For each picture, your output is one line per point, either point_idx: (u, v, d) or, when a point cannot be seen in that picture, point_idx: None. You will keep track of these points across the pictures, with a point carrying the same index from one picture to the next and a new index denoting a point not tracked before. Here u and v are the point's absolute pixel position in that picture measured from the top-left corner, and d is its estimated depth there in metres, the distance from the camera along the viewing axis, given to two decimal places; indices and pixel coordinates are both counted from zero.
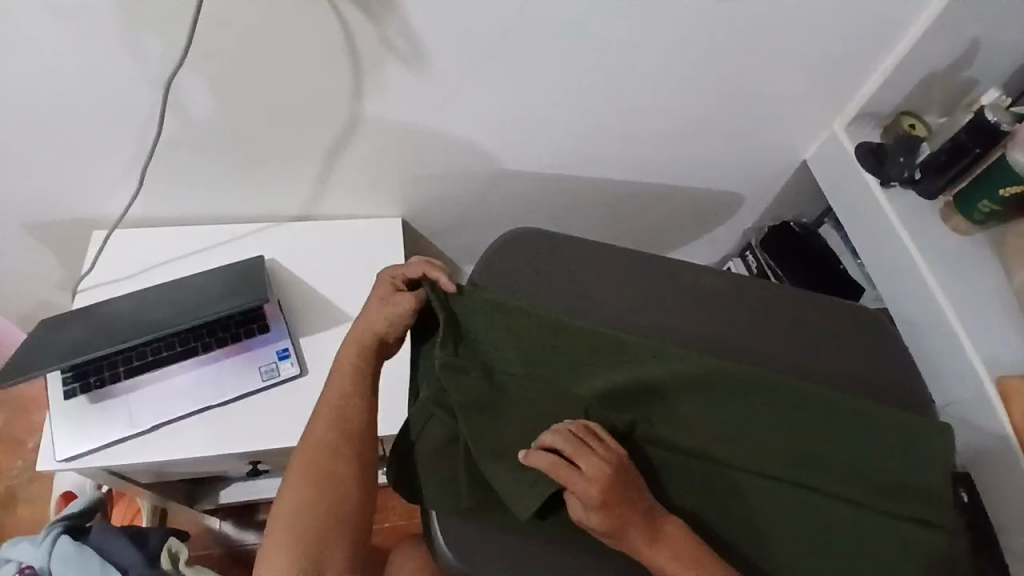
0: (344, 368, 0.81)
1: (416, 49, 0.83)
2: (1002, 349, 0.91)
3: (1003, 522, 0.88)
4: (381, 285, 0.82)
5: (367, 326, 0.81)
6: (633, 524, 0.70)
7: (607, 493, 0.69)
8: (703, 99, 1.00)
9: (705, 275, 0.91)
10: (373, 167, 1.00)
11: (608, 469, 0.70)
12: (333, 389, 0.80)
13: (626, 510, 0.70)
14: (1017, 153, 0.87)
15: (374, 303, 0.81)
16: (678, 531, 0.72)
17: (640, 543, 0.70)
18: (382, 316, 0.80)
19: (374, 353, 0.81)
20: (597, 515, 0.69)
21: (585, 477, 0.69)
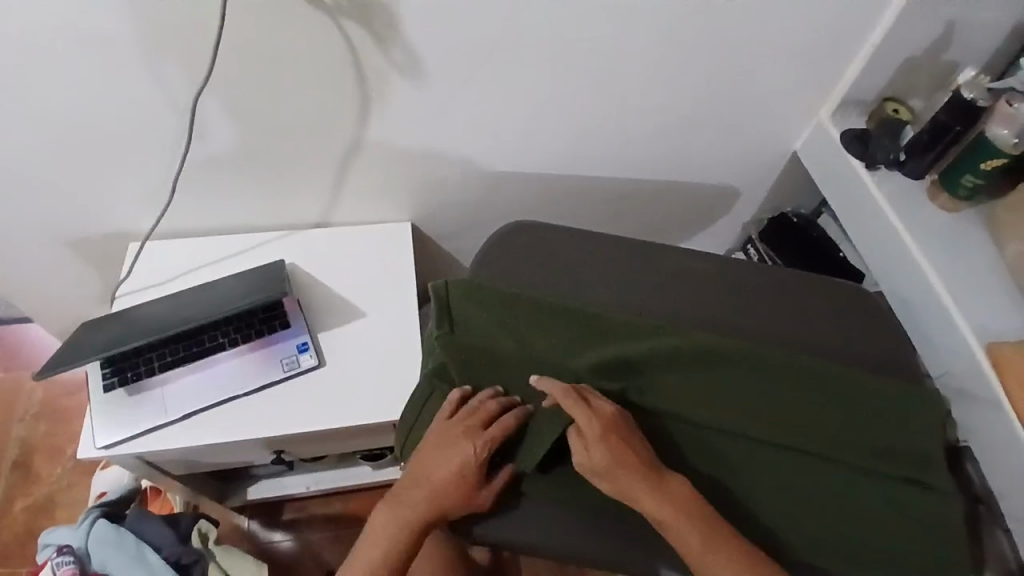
0: (404, 522, 0.77)
1: (411, 60, 0.90)
2: (993, 318, 0.93)
3: (1004, 489, 0.89)
4: (466, 457, 0.76)
5: (440, 494, 0.77)
6: (629, 465, 0.74)
7: (607, 427, 0.75)
8: (688, 97, 1.05)
9: (695, 259, 0.95)
10: (381, 173, 1.07)
11: (612, 410, 0.77)
12: (383, 535, 0.77)
13: (624, 448, 0.74)
14: (996, 127, 0.92)
15: (458, 474, 0.76)
16: (680, 487, 0.75)
17: (636, 486, 0.74)
18: (460, 498, 0.77)
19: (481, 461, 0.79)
20: (598, 448, 0.74)
21: (587, 409, 0.76)
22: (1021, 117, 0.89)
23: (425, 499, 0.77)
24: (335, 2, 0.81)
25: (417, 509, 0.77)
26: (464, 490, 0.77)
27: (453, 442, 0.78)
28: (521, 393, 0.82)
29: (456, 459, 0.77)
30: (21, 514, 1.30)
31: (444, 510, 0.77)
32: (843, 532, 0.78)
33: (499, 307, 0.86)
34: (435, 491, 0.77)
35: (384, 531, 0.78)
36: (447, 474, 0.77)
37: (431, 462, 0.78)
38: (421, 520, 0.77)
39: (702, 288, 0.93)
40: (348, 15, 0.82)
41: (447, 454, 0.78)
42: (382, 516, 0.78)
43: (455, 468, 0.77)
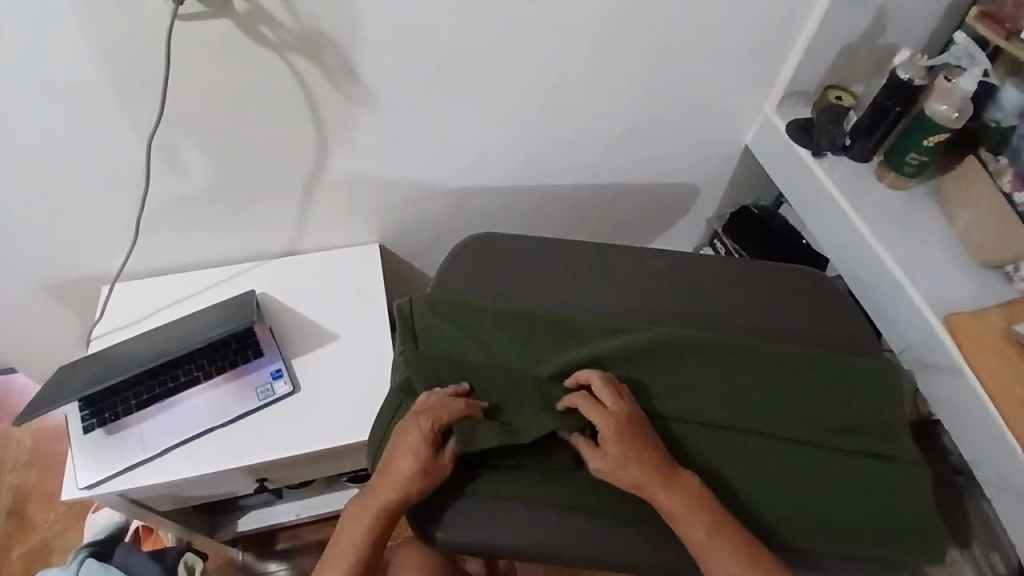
0: (366, 514, 0.77)
1: (362, 87, 0.93)
2: (947, 291, 0.95)
3: (976, 458, 0.89)
4: (414, 445, 0.77)
5: (395, 482, 0.77)
6: (647, 464, 0.75)
7: (622, 428, 0.77)
8: (638, 101, 1.08)
9: (652, 256, 0.97)
10: (345, 198, 1.09)
11: (628, 412, 0.78)
12: (348, 531, 0.77)
13: (642, 447, 0.76)
14: (934, 103, 0.94)
15: (407, 456, 0.77)
16: (691, 483, 0.76)
17: (654, 487, 0.75)
18: (412, 479, 0.76)
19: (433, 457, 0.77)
20: (615, 445, 0.76)
21: (606, 414, 0.78)
22: (957, 91, 0.92)
23: (382, 489, 0.77)
24: (281, 39, 0.84)
25: (375, 501, 0.77)
26: (415, 471, 0.76)
27: (400, 430, 0.79)
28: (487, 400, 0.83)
29: (403, 445, 0.78)
30: (19, 560, 1.30)
31: (403, 498, 0.76)
32: (816, 510, 0.79)
33: (461, 318, 0.88)
34: (390, 478, 0.77)
35: (351, 530, 0.77)
36: (397, 460, 0.77)
37: (386, 456, 0.79)
38: (382, 511, 0.76)
39: (660, 285, 0.94)
40: (295, 48, 0.85)
41: (397, 442, 0.79)
42: (347, 515, 0.78)
43: (404, 453, 0.77)
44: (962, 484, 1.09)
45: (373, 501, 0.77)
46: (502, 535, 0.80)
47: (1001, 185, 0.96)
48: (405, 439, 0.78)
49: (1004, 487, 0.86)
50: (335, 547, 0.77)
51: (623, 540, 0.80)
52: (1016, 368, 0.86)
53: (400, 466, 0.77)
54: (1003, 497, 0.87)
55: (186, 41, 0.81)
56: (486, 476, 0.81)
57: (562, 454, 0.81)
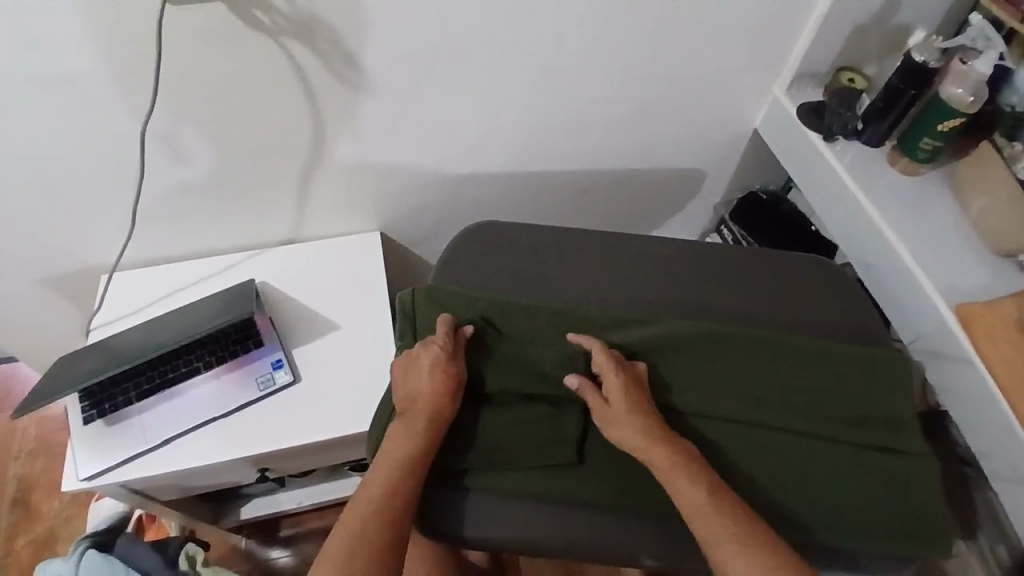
0: (412, 434, 0.77)
1: (359, 71, 0.91)
2: (960, 282, 0.92)
3: (986, 450, 0.88)
4: (430, 359, 0.80)
5: (428, 399, 0.79)
6: (645, 417, 0.77)
7: (629, 382, 0.80)
8: (643, 84, 1.05)
9: (657, 244, 0.95)
10: (344, 185, 1.07)
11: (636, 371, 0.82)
12: (394, 452, 0.76)
13: (644, 408, 0.78)
14: (949, 86, 0.91)
15: (431, 372, 0.80)
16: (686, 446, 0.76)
17: (648, 441, 0.76)
18: (445, 389, 0.79)
19: (451, 365, 0.81)
20: (618, 393, 0.78)
21: (616, 370, 0.80)
22: (972, 74, 0.90)
23: (416, 410, 0.78)
24: (274, 23, 0.81)
25: (415, 421, 0.78)
26: (444, 381, 0.80)
27: (409, 360, 0.82)
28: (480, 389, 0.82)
29: (418, 366, 0.81)
30: (25, 548, 1.31)
31: (441, 410, 0.79)
32: (821, 508, 0.78)
33: (463, 306, 0.86)
34: (417, 395, 0.79)
35: (398, 457, 0.76)
36: (421, 381, 0.80)
37: (403, 388, 0.80)
38: (427, 429, 0.78)
39: (665, 275, 0.92)
40: (289, 31, 0.83)
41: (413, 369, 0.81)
42: (389, 443, 0.77)
43: (422, 371, 0.80)
44: (970, 476, 1.07)
45: (414, 422, 0.78)
46: (504, 529, 0.79)
47: (1018, 171, 0.92)
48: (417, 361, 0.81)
49: (1017, 481, 0.84)
50: (379, 474, 0.75)
51: (626, 536, 0.79)
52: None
53: (423, 381, 0.80)
54: (1015, 491, 0.85)
55: (176, 27, 0.79)
56: (487, 469, 0.80)
57: (563, 449, 0.80)
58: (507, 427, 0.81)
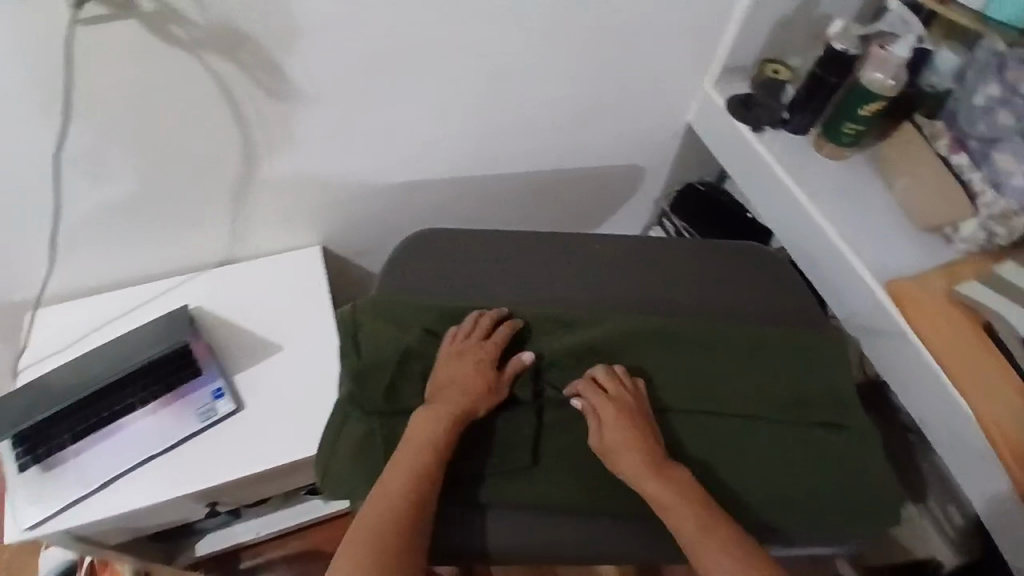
0: (435, 424, 0.74)
1: (286, 84, 0.88)
2: (888, 260, 0.96)
3: (925, 419, 0.91)
4: (471, 351, 0.79)
5: (468, 391, 0.77)
6: (643, 452, 0.75)
7: (626, 414, 0.77)
8: (577, 84, 1.06)
9: (602, 241, 0.95)
10: (280, 203, 1.04)
11: (632, 400, 0.79)
12: (416, 442, 0.73)
13: (640, 434, 0.76)
14: (870, 72, 0.94)
15: (466, 363, 0.78)
16: (684, 478, 0.75)
17: (642, 474, 0.74)
18: (487, 385, 0.78)
19: (489, 358, 0.79)
20: (612, 430, 0.76)
21: (614, 405, 0.77)
22: (893, 60, 0.92)
23: (443, 400, 0.76)
24: (191, 37, 0.78)
25: (442, 409, 0.75)
26: (488, 378, 0.78)
27: (460, 348, 0.79)
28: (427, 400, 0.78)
29: (456, 355, 0.79)
30: None
31: (468, 400, 0.76)
32: (769, 490, 0.79)
33: (404, 317, 0.82)
34: (448, 386, 0.77)
35: (424, 446, 0.72)
36: (455, 371, 0.77)
37: (442, 378, 0.78)
38: (458, 422, 0.75)
39: (610, 273, 0.93)
40: (210, 46, 0.80)
41: (461, 359, 0.78)
42: (415, 431, 0.73)
43: (460, 362, 0.78)
44: (914, 443, 1.12)
45: (446, 412, 0.74)
46: (460, 540, 0.78)
47: (939, 150, 0.97)
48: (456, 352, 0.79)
49: (955, 445, 0.88)
50: (400, 466, 0.71)
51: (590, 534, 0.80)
52: (970, 343, 0.87)
53: (456, 372, 0.77)
54: (954, 455, 0.89)
55: (85, 51, 0.75)
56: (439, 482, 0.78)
57: (517, 454, 0.79)
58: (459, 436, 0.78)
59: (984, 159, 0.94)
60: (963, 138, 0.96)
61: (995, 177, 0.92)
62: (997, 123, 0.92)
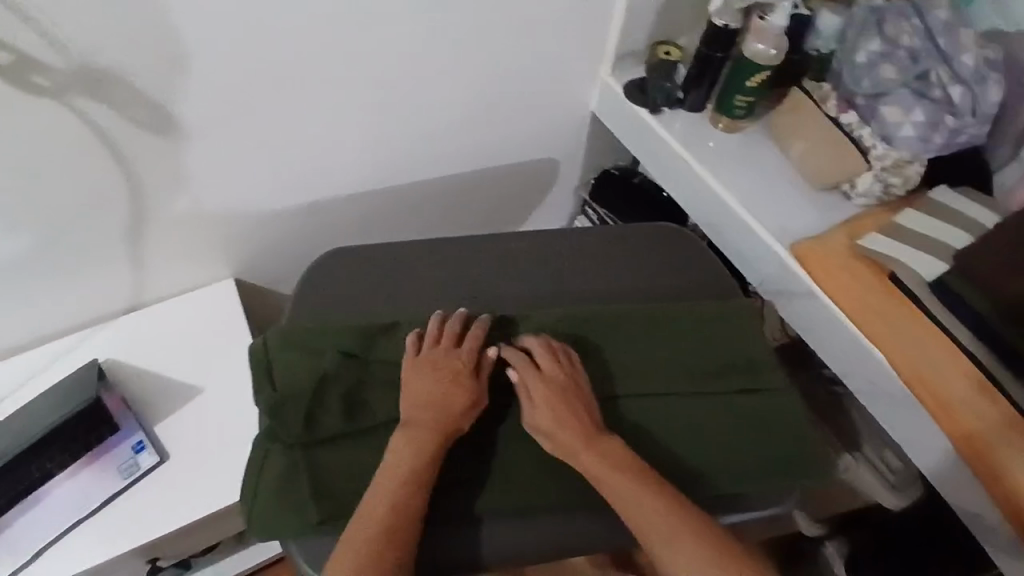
0: (417, 443, 0.73)
1: (166, 116, 0.85)
2: (792, 223, 0.99)
3: (847, 369, 0.94)
4: (450, 364, 0.78)
5: (451, 406, 0.76)
6: (575, 424, 0.77)
7: (556, 389, 0.78)
8: (474, 84, 1.05)
9: (515, 240, 0.95)
10: (183, 242, 1.00)
11: (564, 375, 0.79)
12: (398, 464, 0.72)
13: (573, 408, 0.77)
14: (752, 43, 0.97)
15: (440, 376, 0.77)
16: (617, 446, 0.76)
17: (574, 447, 0.76)
18: (467, 393, 0.77)
19: (466, 369, 0.79)
20: (541, 406, 0.78)
21: (542, 382, 0.78)
22: (771, 29, 0.95)
23: (424, 418, 0.74)
24: (54, 80, 0.75)
25: (423, 427, 0.74)
26: (467, 386, 0.78)
27: (431, 359, 0.78)
28: (348, 423, 0.76)
29: (432, 368, 0.78)
30: None
31: (452, 416, 0.75)
32: (699, 459, 0.80)
33: (315, 344, 0.79)
34: (428, 401, 0.76)
35: (403, 471, 0.71)
36: (432, 386, 0.77)
37: (415, 394, 0.76)
38: (439, 440, 0.73)
39: (526, 269, 0.93)
40: (74, 86, 0.76)
41: (432, 372, 0.77)
42: (395, 456, 0.72)
43: (435, 375, 0.77)
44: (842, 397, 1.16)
45: (431, 432, 0.74)
46: None
47: (828, 111, 1.00)
48: (430, 364, 0.78)
49: (878, 391, 0.92)
50: (383, 488, 0.71)
51: (535, 530, 0.79)
52: (878, 293, 0.91)
53: (433, 386, 0.77)
54: (878, 400, 0.92)
55: None
56: None
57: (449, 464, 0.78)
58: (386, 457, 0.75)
59: (872, 114, 0.97)
60: (850, 97, 0.99)
61: (883, 130, 0.95)
62: (882, 78, 0.95)
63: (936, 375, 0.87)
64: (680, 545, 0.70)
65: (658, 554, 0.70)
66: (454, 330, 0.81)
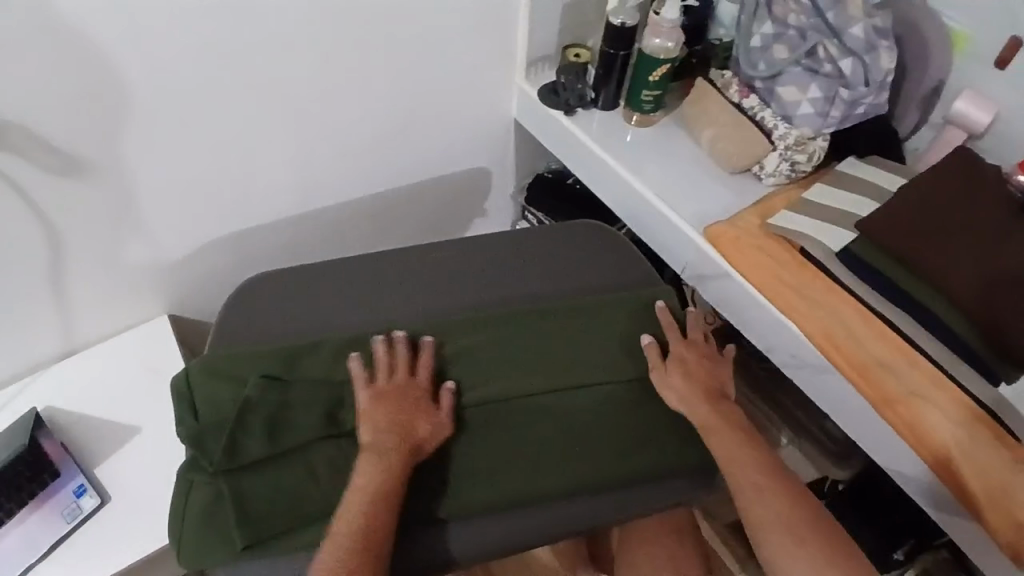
0: (381, 469, 0.75)
1: (74, 161, 0.86)
2: (704, 208, 1.02)
3: (770, 345, 0.96)
4: (405, 392, 0.81)
5: (410, 432, 0.78)
6: (703, 386, 0.86)
7: (696, 356, 0.88)
8: (388, 102, 1.07)
9: (436, 249, 0.96)
10: (112, 283, 1.01)
11: (703, 346, 0.90)
12: (364, 491, 0.74)
13: (704, 373, 0.87)
14: (649, 39, 1.01)
15: (399, 406, 0.80)
16: (735, 413, 0.85)
17: (692, 400, 0.84)
18: (427, 420, 0.80)
19: (421, 397, 0.82)
20: (682, 366, 0.86)
21: (688, 346, 0.88)
22: (664, 23, 1.00)
23: (387, 445, 0.77)
24: None
25: (387, 453, 0.76)
26: (427, 414, 0.81)
27: (390, 390, 0.81)
28: (268, 446, 0.77)
29: (389, 398, 0.80)
30: None
31: (413, 442, 0.78)
32: (620, 445, 0.84)
33: (232, 372, 0.81)
34: (390, 429, 0.78)
35: (373, 489, 0.74)
36: (392, 415, 0.79)
37: (376, 423, 0.78)
38: (405, 461, 0.76)
39: (447, 276, 0.94)
40: None
41: (391, 401, 0.80)
42: (363, 482, 0.74)
43: (394, 405, 0.80)
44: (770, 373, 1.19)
45: (395, 458, 0.76)
46: None
47: (731, 97, 1.03)
48: (388, 395, 0.80)
49: (799, 363, 0.94)
50: (352, 514, 0.73)
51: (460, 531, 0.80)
52: (788, 269, 0.94)
53: (395, 415, 0.79)
54: (800, 372, 0.95)
55: None
56: (307, 525, 0.76)
57: None
58: (312, 475, 0.77)
59: (770, 95, 1.00)
60: (750, 81, 1.02)
61: (784, 110, 0.99)
62: (775, 59, 0.99)
63: (850, 341, 0.89)
64: (774, 501, 0.76)
65: (746, 506, 0.77)
66: (407, 358, 0.83)
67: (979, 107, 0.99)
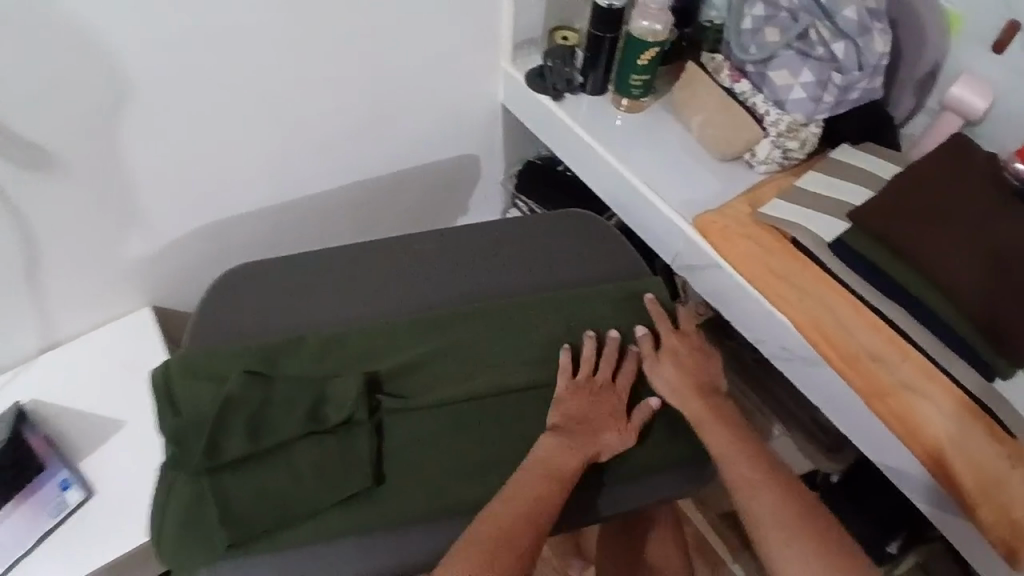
0: (569, 458, 0.77)
1: (42, 152, 0.84)
2: (694, 197, 1.00)
3: (761, 337, 0.95)
4: (609, 394, 0.83)
5: (600, 429, 0.80)
6: (694, 378, 0.84)
7: (687, 348, 0.86)
8: (370, 88, 1.05)
9: (419, 240, 0.95)
10: (91, 276, 0.99)
11: (695, 339, 0.88)
12: (546, 471, 0.75)
13: (696, 366, 0.86)
14: (637, 21, 0.98)
15: (600, 404, 0.82)
16: (727, 408, 0.84)
17: (684, 393, 0.83)
18: (616, 425, 0.81)
19: (621, 400, 0.83)
20: (674, 359, 0.85)
21: (678, 337, 0.87)
22: (651, 5, 0.97)
23: (581, 439, 0.78)
24: None
25: (575, 444, 0.78)
26: (617, 419, 0.82)
27: (592, 386, 0.82)
28: (247, 445, 0.75)
29: (591, 395, 0.82)
30: None
31: (603, 442, 0.80)
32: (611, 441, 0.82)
33: (214, 369, 0.80)
34: (582, 425, 0.80)
35: (553, 473, 0.75)
36: (593, 411, 0.81)
37: (569, 415, 0.80)
38: (587, 458, 0.78)
39: (432, 268, 0.93)
40: None
41: (591, 397, 0.82)
42: (542, 463, 0.76)
43: (596, 403, 0.82)
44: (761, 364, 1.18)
45: (582, 453, 0.77)
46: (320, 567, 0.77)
47: (722, 81, 1.00)
48: (591, 392, 0.82)
49: (789, 355, 0.93)
50: (529, 485, 0.74)
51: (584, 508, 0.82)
52: (778, 257, 0.92)
53: (593, 412, 0.81)
54: (791, 364, 0.93)
55: None
56: (294, 523, 0.74)
57: (352, 474, 0.75)
58: (294, 473, 0.75)
59: (762, 80, 0.96)
60: (741, 65, 0.98)
61: (775, 96, 0.95)
62: (766, 42, 0.95)
63: (840, 332, 0.88)
64: (773, 494, 0.75)
65: (743, 501, 0.76)
66: (611, 360, 0.85)
67: (974, 90, 0.96)
